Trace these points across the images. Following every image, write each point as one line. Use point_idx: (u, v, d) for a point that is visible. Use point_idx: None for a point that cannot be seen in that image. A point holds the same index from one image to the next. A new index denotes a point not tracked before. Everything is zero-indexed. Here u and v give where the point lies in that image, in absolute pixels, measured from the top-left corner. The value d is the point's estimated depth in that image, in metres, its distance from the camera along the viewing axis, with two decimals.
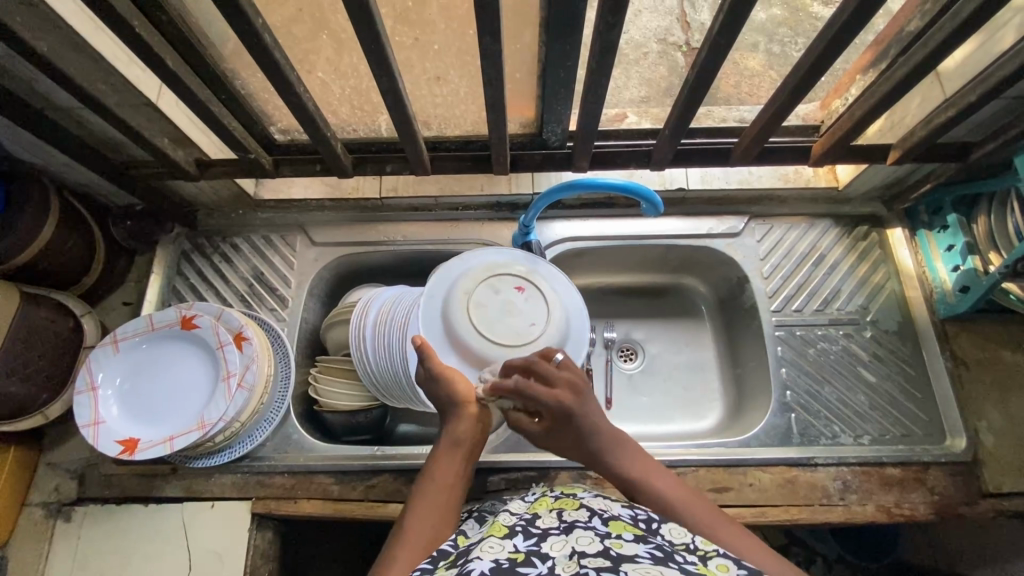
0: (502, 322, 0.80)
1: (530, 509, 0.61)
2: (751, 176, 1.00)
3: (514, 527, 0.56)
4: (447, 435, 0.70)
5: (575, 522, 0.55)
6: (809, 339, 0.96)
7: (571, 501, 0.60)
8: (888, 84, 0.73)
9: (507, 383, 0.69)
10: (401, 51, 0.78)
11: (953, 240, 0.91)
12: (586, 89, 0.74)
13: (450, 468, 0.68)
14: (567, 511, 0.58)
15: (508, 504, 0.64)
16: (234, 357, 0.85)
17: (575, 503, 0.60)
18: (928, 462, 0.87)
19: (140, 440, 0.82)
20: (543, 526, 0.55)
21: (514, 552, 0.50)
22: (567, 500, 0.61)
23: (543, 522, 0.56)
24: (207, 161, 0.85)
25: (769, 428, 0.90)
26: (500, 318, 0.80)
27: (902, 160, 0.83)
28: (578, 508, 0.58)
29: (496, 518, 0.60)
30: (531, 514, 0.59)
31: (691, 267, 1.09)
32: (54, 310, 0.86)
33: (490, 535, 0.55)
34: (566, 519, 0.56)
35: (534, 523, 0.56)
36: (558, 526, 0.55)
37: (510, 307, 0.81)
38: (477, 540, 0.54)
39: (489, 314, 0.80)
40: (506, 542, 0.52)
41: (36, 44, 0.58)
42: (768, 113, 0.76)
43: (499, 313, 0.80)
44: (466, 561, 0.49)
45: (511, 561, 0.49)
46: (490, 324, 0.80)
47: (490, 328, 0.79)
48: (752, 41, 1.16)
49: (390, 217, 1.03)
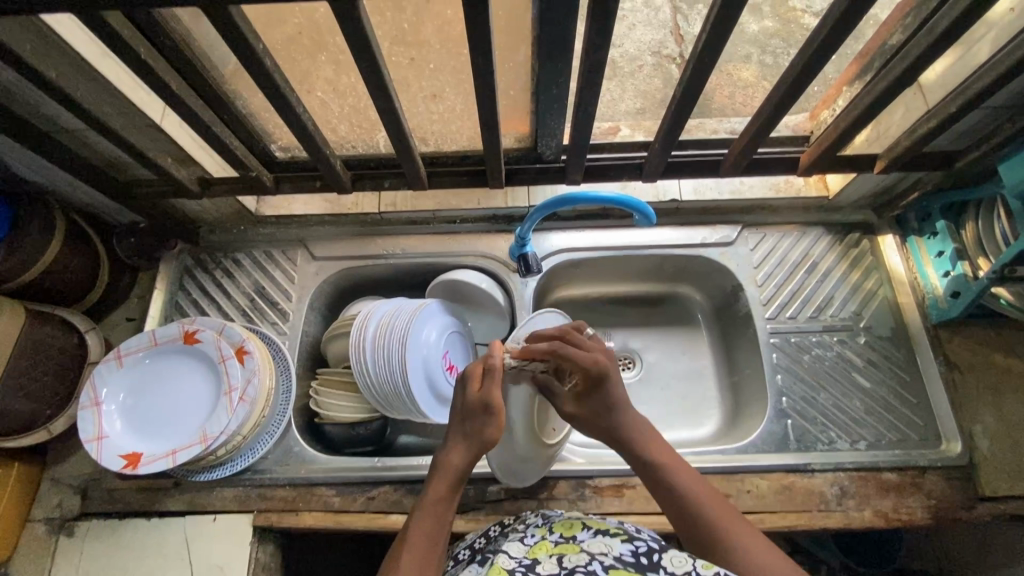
0: (547, 413, 0.86)
1: (530, 552, 0.62)
2: (743, 185, 1.03)
3: (514, 571, 0.57)
4: (445, 465, 0.70)
5: (575, 568, 0.57)
6: (803, 346, 0.97)
7: (571, 547, 0.62)
8: (870, 95, 0.75)
9: (542, 348, 0.76)
10: (397, 71, 0.81)
11: (942, 246, 0.93)
12: (578, 105, 0.76)
13: (437, 501, 0.67)
14: (567, 557, 0.60)
15: (507, 544, 0.65)
16: (236, 371, 0.86)
17: (575, 549, 0.62)
18: (925, 467, 0.87)
19: (143, 454, 0.83)
20: (544, 572, 0.57)
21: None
22: (568, 545, 0.63)
23: (544, 568, 0.58)
24: (208, 179, 0.87)
25: (766, 435, 0.91)
26: (547, 407, 0.86)
27: (889, 169, 0.85)
28: (577, 553, 0.61)
29: (495, 561, 0.61)
30: (531, 560, 0.60)
31: (686, 276, 1.10)
32: (60, 326, 0.88)
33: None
34: (566, 564, 0.58)
35: (534, 569, 0.58)
36: (559, 572, 0.57)
37: (558, 404, 0.88)
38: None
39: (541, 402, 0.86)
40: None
41: (45, 71, 0.60)
42: (755, 125, 0.79)
43: (546, 403, 0.86)
44: None
45: None
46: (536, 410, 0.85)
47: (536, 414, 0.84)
48: (743, 54, 1.19)
49: (389, 231, 1.05)
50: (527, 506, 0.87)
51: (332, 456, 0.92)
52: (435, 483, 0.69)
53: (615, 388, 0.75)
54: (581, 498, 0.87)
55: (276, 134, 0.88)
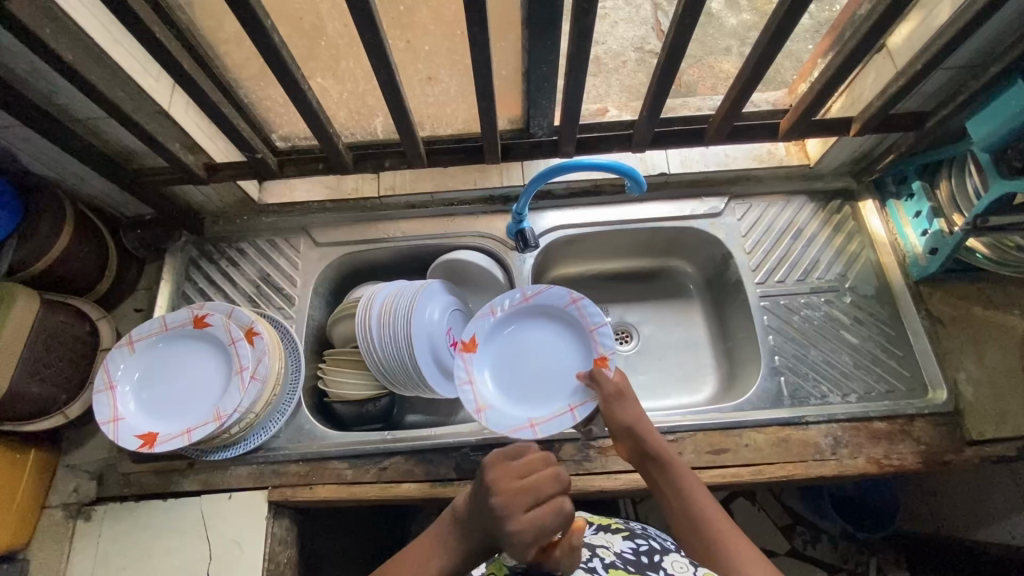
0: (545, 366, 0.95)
1: None
2: (727, 157, 1.07)
3: (520, 567, 0.66)
4: (454, 517, 0.64)
5: (579, 562, 0.65)
6: (793, 308, 1.01)
7: (574, 540, 0.70)
8: (839, 59, 0.80)
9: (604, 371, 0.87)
10: (395, 54, 0.85)
11: (919, 206, 0.97)
12: (567, 83, 0.80)
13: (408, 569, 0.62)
14: None
15: None
16: (246, 351, 0.88)
17: (578, 543, 0.70)
18: (913, 415, 0.91)
19: (159, 434, 0.85)
20: None
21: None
22: (570, 538, 0.71)
23: None
24: (215, 165, 0.90)
25: (761, 392, 0.95)
26: (551, 377, 0.94)
27: (862, 132, 0.90)
28: (580, 548, 0.69)
29: (503, 555, 0.70)
30: None
31: (677, 249, 1.14)
32: (72, 314, 0.90)
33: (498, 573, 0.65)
34: None
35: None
36: None
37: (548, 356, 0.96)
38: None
39: (521, 330, 0.98)
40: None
41: (63, 54, 0.64)
42: (734, 94, 0.83)
43: (563, 380, 0.94)
44: None
45: None
46: (513, 333, 0.98)
47: (526, 382, 0.94)
48: (725, 46, 1.22)
49: (389, 216, 1.08)
50: None
51: (342, 432, 0.95)
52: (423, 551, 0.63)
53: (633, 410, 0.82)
54: (586, 458, 0.90)
55: (278, 124, 0.92)
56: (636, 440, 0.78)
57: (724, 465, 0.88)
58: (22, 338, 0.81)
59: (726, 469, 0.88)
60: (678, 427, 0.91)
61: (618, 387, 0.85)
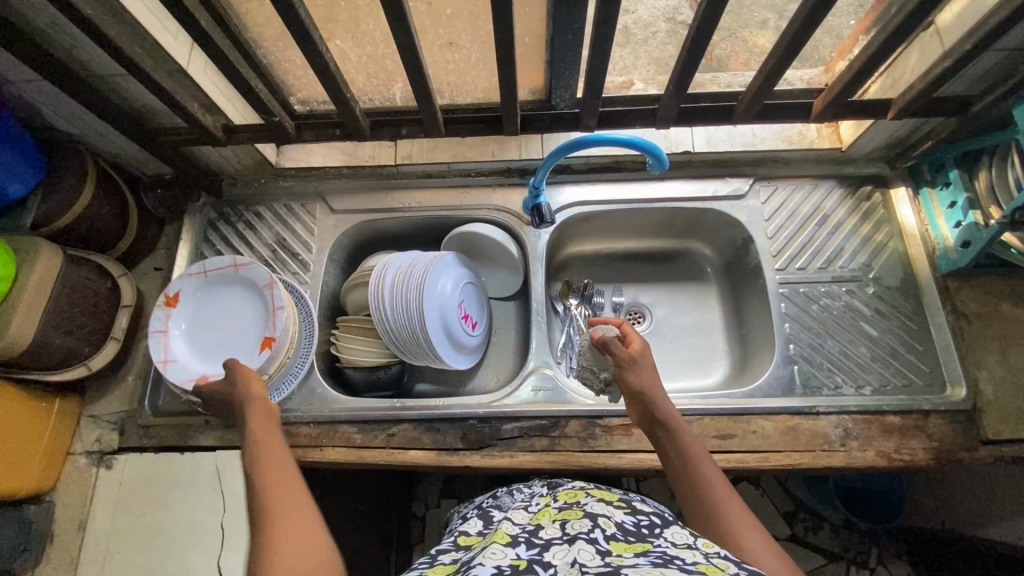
0: None
1: (534, 520, 0.66)
2: (756, 137, 1.03)
3: (517, 537, 0.61)
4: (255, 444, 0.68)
5: (578, 533, 0.59)
6: (812, 296, 0.98)
7: (575, 512, 0.65)
8: (882, 36, 0.76)
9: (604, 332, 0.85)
10: (415, 16, 0.82)
11: (954, 196, 0.93)
12: (593, 53, 0.77)
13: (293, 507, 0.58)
14: (570, 522, 0.62)
15: (512, 513, 0.69)
16: (280, 294, 0.91)
17: (579, 513, 0.64)
18: (929, 411, 0.89)
19: (209, 373, 0.89)
20: (546, 537, 0.61)
21: (516, 559, 0.55)
22: (572, 511, 0.66)
23: (546, 533, 0.62)
24: (233, 127, 0.90)
25: (773, 379, 0.93)
26: None
27: (902, 115, 0.86)
28: (581, 518, 0.63)
29: (500, 525, 0.65)
30: (534, 526, 0.64)
31: (696, 231, 1.11)
32: (95, 271, 0.92)
33: (494, 542, 0.60)
34: (568, 530, 0.61)
35: (536, 534, 0.61)
36: (561, 537, 0.60)
37: None
38: (482, 547, 0.60)
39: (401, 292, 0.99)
40: (509, 550, 0.58)
41: (81, 7, 0.64)
42: (767, 70, 0.79)
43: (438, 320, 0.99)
44: (471, 567, 0.55)
45: (514, 567, 0.54)
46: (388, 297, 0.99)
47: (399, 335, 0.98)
48: (760, 18, 1.04)
49: (404, 184, 1.07)
50: (540, 443, 0.91)
51: (353, 398, 0.97)
52: (265, 528, 0.55)
53: (648, 372, 0.79)
54: (591, 436, 0.91)
55: (295, 87, 0.91)
56: (646, 405, 0.75)
57: (731, 450, 0.88)
58: (45, 294, 0.83)
59: (731, 454, 0.88)
60: (685, 411, 0.90)
61: (632, 355, 0.80)
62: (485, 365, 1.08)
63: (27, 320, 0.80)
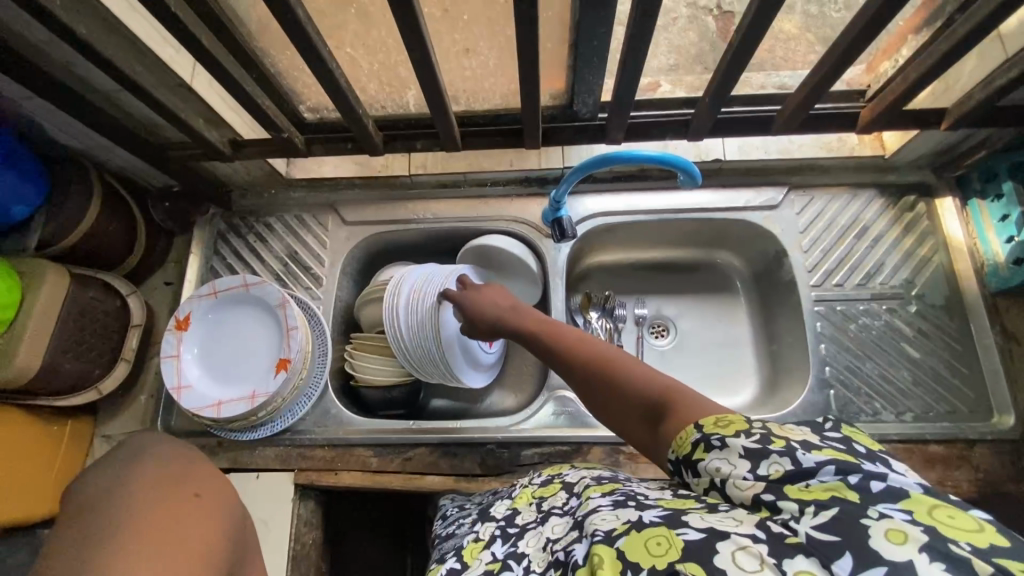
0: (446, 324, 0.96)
1: (512, 504, 0.63)
2: (792, 144, 0.98)
3: (494, 532, 0.59)
4: None
5: (552, 509, 0.56)
6: (850, 315, 0.93)
7: (551, 487, 0.61)
8: (940, 46, 0.69)
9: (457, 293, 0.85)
10: (430, 22, 0.76)
11: (1007, 209, 0.86)
12: (622, 61, 0.71)
13: None
14: (546, 500, 0.59)
15: (495, 504, 0.66)
16: (293, 312, 0.88)
17: (555, 488, 0.60)
18: (974, 440, 0.85)
19: (223, 398, 0.87)
20: (521, 522, 0.58)
21: (492, 562, 0.54)
22: (550, 486, 0.62)
23: (522, 518, 0.59)
24: (241, 141, 0.86)
25: (807, 404, 0.89)
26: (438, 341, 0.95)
27: (955, 126, 0.79)
28: (557, 492, 0.59)
29: (479, 527, 0.62)
30: (511, 512, 0.61)
31: (724, 241, 1.06)
32: (103, 290, 0.89)
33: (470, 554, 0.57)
34: (544, 508, 0.58)
35: (512, 522, 0.59)
36: (535, 519, 0.57)
37: None
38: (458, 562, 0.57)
39: None
40: (485, 553, 0.56)
41: (76, 27, 0.60)
42: (815, 79, 0.73)
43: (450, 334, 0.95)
44: None
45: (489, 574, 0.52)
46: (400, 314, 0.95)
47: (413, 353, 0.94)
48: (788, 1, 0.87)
49: (419, 195, 1.03)
50: None
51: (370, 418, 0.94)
52: None
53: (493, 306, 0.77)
54: (615, 463, 0.87)
55: (305, 95, 0.85)
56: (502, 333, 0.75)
57: None
58: (53, 316, 0.80)
59: None
60: None
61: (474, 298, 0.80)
62: (502, 381, 1.04)
63: (35, 347, 0.78)
